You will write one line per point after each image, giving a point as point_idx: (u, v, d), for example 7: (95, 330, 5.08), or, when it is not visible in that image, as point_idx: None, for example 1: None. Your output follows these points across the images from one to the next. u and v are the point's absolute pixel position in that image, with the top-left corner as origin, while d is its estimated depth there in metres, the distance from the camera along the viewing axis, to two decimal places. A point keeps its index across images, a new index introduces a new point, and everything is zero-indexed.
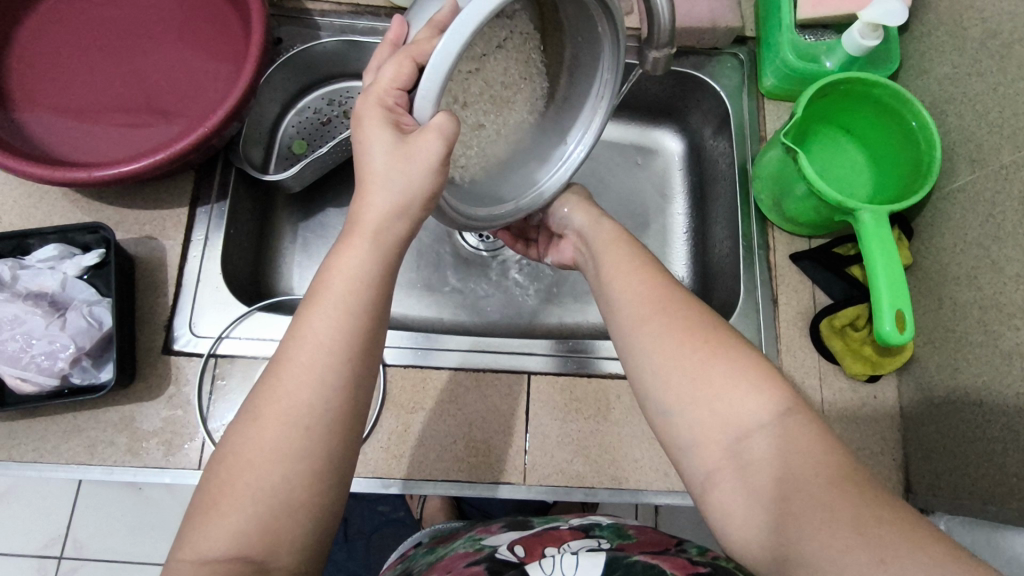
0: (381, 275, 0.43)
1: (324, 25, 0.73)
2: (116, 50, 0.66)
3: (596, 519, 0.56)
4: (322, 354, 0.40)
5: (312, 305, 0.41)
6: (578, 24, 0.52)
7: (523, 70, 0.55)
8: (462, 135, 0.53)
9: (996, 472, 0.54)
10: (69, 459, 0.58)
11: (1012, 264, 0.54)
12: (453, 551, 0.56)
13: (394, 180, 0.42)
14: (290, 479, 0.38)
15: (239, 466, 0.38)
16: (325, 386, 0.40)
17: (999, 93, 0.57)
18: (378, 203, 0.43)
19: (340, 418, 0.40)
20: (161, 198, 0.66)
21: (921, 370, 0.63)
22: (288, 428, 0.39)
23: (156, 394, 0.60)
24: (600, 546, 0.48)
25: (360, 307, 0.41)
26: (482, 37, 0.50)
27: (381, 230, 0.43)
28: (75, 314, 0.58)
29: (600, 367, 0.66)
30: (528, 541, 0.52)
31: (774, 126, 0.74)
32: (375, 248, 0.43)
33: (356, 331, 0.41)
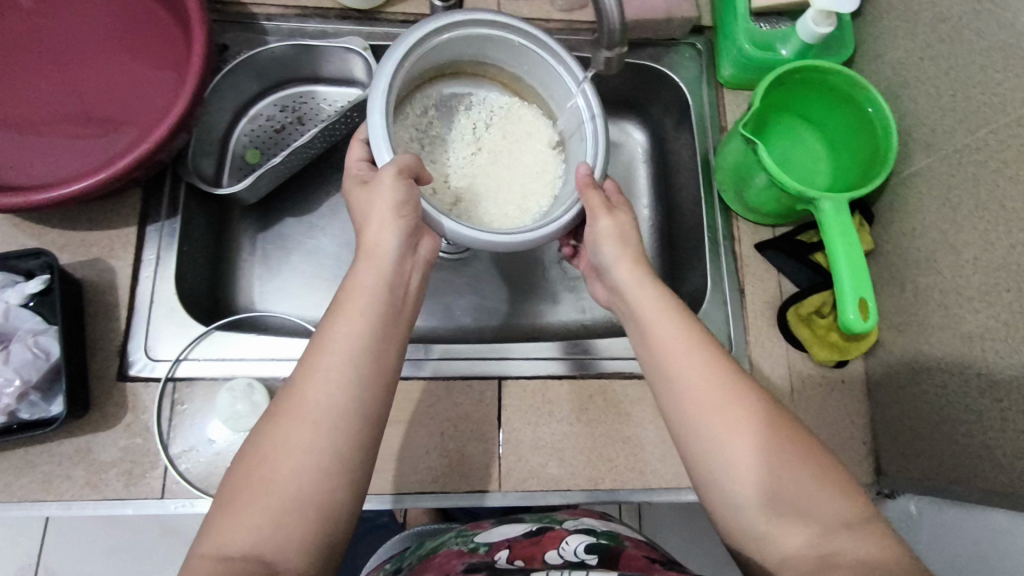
0: (386, 290, 0.48)
1: (271, 30, 0.71)
2: (49, 62, 0.62)
3: (591, 522, 0.55)
4: (333, 356, 0.44)
5: (331, 318, 0.46)
6: (514, 55, 0.64)
7: (520, 128, 0.68)
8: (501, 199, 0.66)
9: (962, 453, 0.55)
10: (23, 496, 0.56)
11: (969, 247, 0.55)
12: (444, 548, 0.55)
13: (376, 208, 0.51)
14: (300, 474, 0.40)
15: (257, 466, 0.40)
16: (334, 385, 0.43)
17: (951, 76, 0.58)
18: (376, 228, 0.51)
19: (350, 417, 0.42)
20: (107, 218, 0.63)
21: (887, 354, 0.64)
22: (300, 426, 0.41)
23: (113, 423, 0.58)
24: (600, 544, 0.49)
25: (361, 310, 0.46)
26: (464, 129, 0.68)
27: (372, 248, 0.50)
28: (19, 345, 0.55)
29: (599, 367, 0.66)
30: (527, 549, 0.50)
31: (735, 115, 0.73)
32: (374, 264, 0.49)
33: (359, 332, 0.45)
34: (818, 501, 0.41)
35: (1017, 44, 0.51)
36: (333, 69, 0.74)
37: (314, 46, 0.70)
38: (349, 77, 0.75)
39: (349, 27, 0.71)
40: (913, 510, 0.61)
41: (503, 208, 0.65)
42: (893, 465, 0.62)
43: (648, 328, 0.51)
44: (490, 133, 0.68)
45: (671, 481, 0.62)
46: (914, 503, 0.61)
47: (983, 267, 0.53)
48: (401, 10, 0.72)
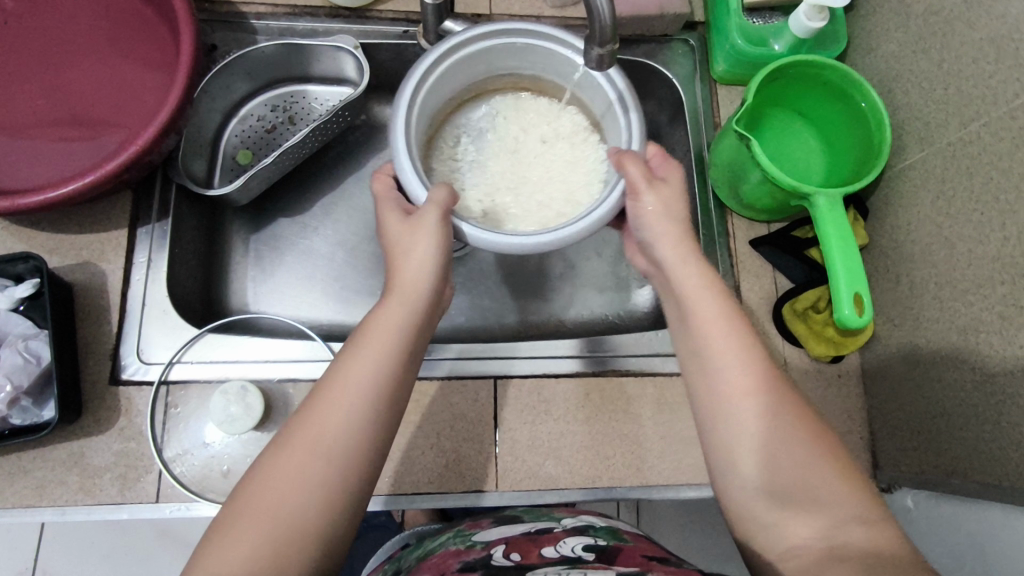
0: (412, 327, 0.48)
1: (261, 29, 0.70)
2: (35, 64, 0.62)
3: (591, 520, 0.56)
4: (354, 392, 0.43)
5: (356, 348, 0.45)
6: (525, 57, 0.60)
7: (555, 129, 0.64)
8: (552, 202, 0.62)
9: (958, 446, 0.55)
10: (16, 503, 0.55)
11: (963, 240, 0.55)
12: (442, 548, 0.55)
13: (419, 244, 0.49)
14: (306, 509, 0.40)
15: (266, 488, 0.40)
16: (351, 423, 0.43)
17: (944, 70, 0.58)
18: (415, 262, 0.49)
19: (359, 454, 0.43)
20: (98, 221, 0.62)
21: (882, 349, 0.64)
22: (314, 456, 0.41)
23: (106, 427, 0.58)
24: (597, 543, 0.49)
25: (391, 348, 0.46)
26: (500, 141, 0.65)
27: (410, 287, 0.49)
28: (10, 350, 0.54)
29: (621, 364, 0.66)
30: (524, 546, 0.49)
31: (729, 111, 0.73)
32: (409, 304, 0.48)
33: (387, 372, 0.45)
34: (815, 514, 0.44)
35: (1009, 37, 0.51)
36: (324, 68, 0.74)
37: (305, 45, 0.70)
38: (340, 76, 0.75)
39: (339, 26, 0.71)
40: (910, 504, 0.60)
41: (552, 212, 0.61)
42: (889, 458, 0.62)
43: (692, 308, 0.51)
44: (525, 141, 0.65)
45: (667, 478, 0.62)
46: (910, 497, 0.61)
47: (977, 260, 0.53)
48: (391, 8, 0.71)
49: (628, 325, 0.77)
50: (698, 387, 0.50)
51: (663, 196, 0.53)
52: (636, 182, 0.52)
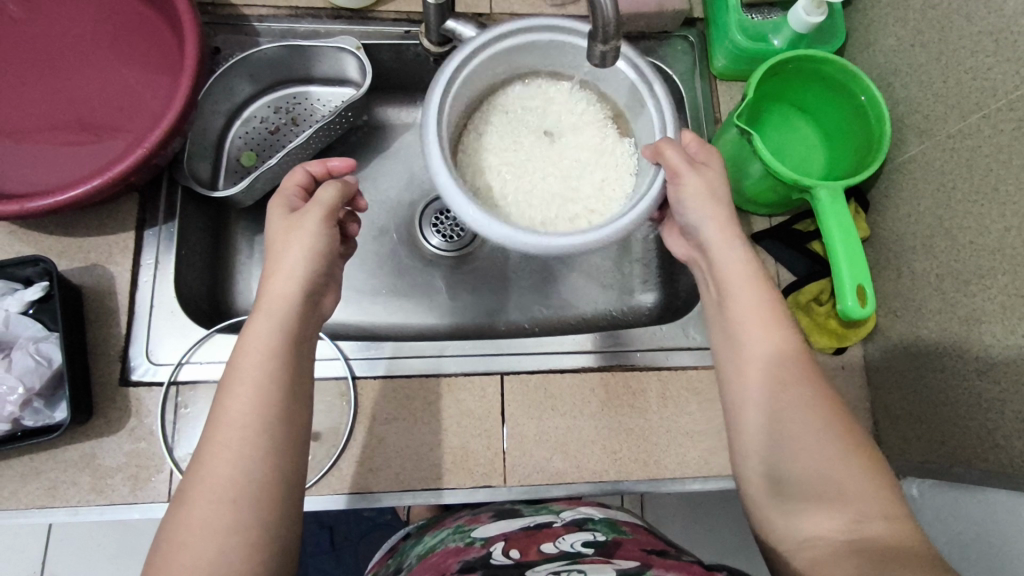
0: (288, 344, 0.48)
1: (264, 31, 0.70)
2: (40, 69, 0.62)
3: (589, 513, 0.57)
4: (235, 431, 0.44)
5: (229, 385, 0.45)
6: (542, 51, 0.64)
7: (583, 129, 0.66)
8: (582, 196, 0.64)
9: (962, 435, 0.56)
10: (30, 503, 0.56)
11: (964, 232, 0.55)
12: (442, 545, 0.55)
13: (284, 258, 0.49)
14: (223, 556, 0.41)
15: (179, 547, 0.41)
16: (243, 462, 0.43)
17: (942, 63, 0.58)
18: (281, 277, 0.49)
19: (266, 492, 0.43)
20: (104, 223, 0.63)
21: (885, 341, 0.64)
22: (216, 506, 0.42)
23: (117, 428, 0.58)
24: (597, 539, 0.50)
25: (265, 377, 0.46)
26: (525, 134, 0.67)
27: (275, 305, 0.48)
28: (21, 353, 0.55)
29: (634, 358, 0.67)
30: (522, 543, 0.50)
31: (729, 107, 0.73)
32: (274, 321, 0.48)
33: (265, 405, 0.45)
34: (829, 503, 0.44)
35: (1008, 30, 0.52)
36: (326, 69, 0.74)
37: (307, 46, 0.70)
38: (342, 77, 0.75)
39: (341, 27, 0.71)
40: (915, 493, 0.61)
41: (582, 208, 0.63)
42: (892, 447, 0.63)
43: (735, 290, 0.53)
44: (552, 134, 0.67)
45: (672, 470, 0.63)
46: (916, 486, 0.61)
47: (978, 251, 0.54)
48: (393, 9, 0.72)
49: (630, 321, 0.78)
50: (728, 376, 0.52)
51: (707, 178, 0.55)
52: (676, 166, 0.55)
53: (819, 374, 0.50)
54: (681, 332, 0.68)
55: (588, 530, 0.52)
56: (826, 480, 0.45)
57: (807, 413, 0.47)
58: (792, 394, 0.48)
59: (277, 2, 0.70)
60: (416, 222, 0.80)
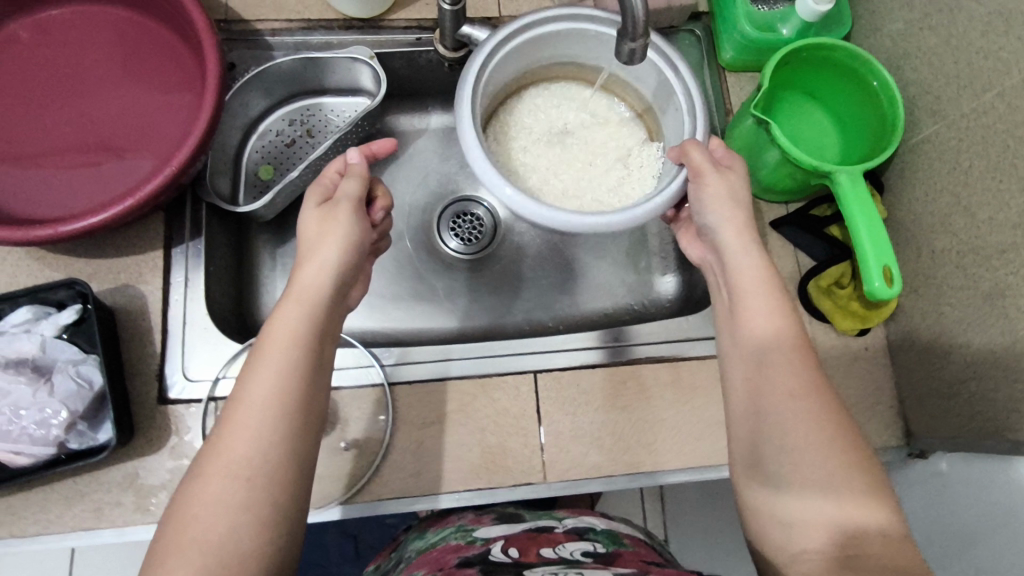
0: (312, 332, 0.49)
1: (277, 45, 0.71)
2: (62, 93, 0.62)
3: (591, 523, 0.59)
4: (257, 412, 0.45)
5: (253, 365, 0.46)
6: (574, 46, 0.64)
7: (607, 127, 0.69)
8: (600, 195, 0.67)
9: (991, 408, 0.57)
10: (76, 526, 0.56)
11: (983, 208, 0.57)
12: (442, 543, 0.57)
13: (320, 250, 0.52)
14: (236, 532, 0.41)
15: (191, 516, 0.42)
16: (262, 439, 0.44)
17: (952, 44, 0.60)
18: (311, 269, 0.51)
19: (282, 472, 0.44)
20: (132, 244, 0.63)
21: (908, 320, 0.66)
22: (230, 482, 0.43)
23: (158, 446, 0.59)
24: (597, 549, 0.51)
25: (290, 363, 0.47)
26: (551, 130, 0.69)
27: (304, 294, 0.50)
28: (62, 376, 0.55)
29: (635, 352, 0.67)
30: (522, 544, 0.51)
31: (739, 97, 0.74)
32: (302, 309, 0.49)
33: (289, 388, 0.46)
34: None
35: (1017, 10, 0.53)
36: (339, 80, 0.75)
37: (321, 58, 0.70)
38: (355, 86, 0.76)
39: (353, 37, 0.72)
40: (945, 466, 0.64)
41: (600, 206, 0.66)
42: (920, 424, 0.64)
43: (759, 274, 0.54)
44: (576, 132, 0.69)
45: (707, 458, 0.64)
46: (945, 460, 0.64)
47: (999, 226, 0.55)
48: (403, 16, 0.72)
49: (652, 314, 0.79)
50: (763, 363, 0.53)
51: (726, 182, 0.57)
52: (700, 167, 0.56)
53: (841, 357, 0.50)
54: (707, 322, 0.69)
55: (590, 539, 0.54)
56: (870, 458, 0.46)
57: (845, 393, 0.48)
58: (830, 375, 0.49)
59: (289, 15, 0.71)
60: (435, 227, 0.80)
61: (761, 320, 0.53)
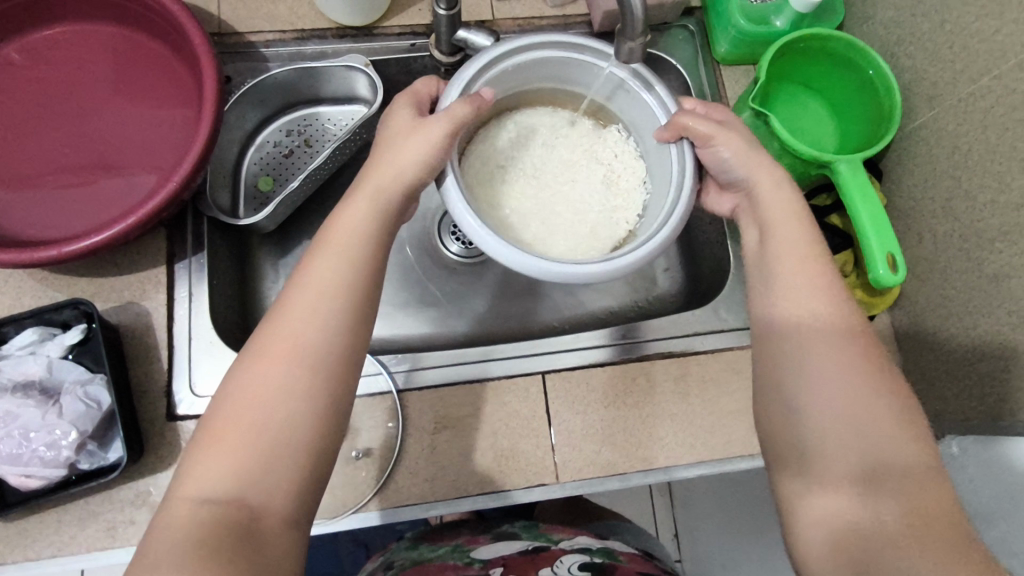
0: (375, 231, 0.51)
1: (271, 56, 0.71)
2: (59, 114, 0.62)
3: (582, 541, 0.69)
4: (323, 299, 0.46)
5: (318, 257, 0.48)
6: (517, 76, 0.62)
7: (566, 140, 0.66)
8: (605, 202, 0.64)
9: (1002, 390, 0.57)
10: (91, 547, 0.56)
11: (984, 191, 0.57)
12: (444, 559, 0.65)
13: (400, 151, 0.52)
14: (292, 417, 0.43)
15: (244, 403, 0.43)
16: (323, 328, 0.45)
17: (946, 29, 0.60)
18: (389, 170, 0.52)
19: (340, 364, 0.45)
20: (135, 261, 0.63)
21: (913, 304, 0.66)
22: (289, 365, 0.44)
23: (169, 463, 0.58)
24: (595, 563, 0.63)
25: (357, 257, 0.49)
26: (521, 159, 0.65)
27: (377, 193, 0.52)
28: (70, 397, 0.54)
29: (648, 347, 0.67)
30: (522, 564, 0.62)
31: (735, 91, 0.74)
32: (371, 205, 0.51)
33: (352, 282, 0.48)
34: None
35: None
36: (335, 89, 0.75)
37: (316, 68, 0.70)
38: (351, 95, 0.76)
39: (347, 45, 0.72)
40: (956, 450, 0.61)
41: (609, 218, 0.64)
42: (930, 409, 0.64)
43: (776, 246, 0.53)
44: (544, 154, 0.66)
45: (720, 451, 0.64)
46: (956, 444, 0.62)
47: (1001, 208, 0.55)
48: (397, 23, 0.72)
49: (656, 310, 0.79)
50: None
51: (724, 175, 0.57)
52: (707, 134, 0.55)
53: None
54: (713, 315, 0.69)
55: (587, 555, 0.65)
56: None
57: None
58: None
59: (282, 26, 0.71)
60: (437, 231, 0.80)
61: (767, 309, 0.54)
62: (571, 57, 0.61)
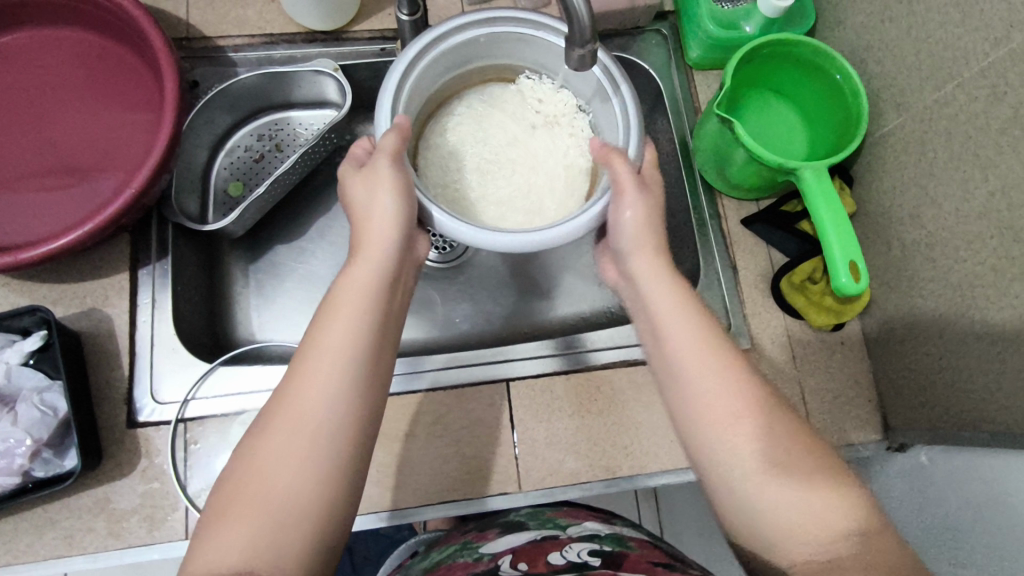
0: (383, 283, 0.50)
1: (239, 61, 0.70)
2: (22, 120, 0.62)
3: (595, 527, 0.58)
4: (332, 358, 0.45)
5: (325, 317, 0.47)
6: (421, 90, 0.60)
7: (483, 120, 0.65)
8: (558, 140, 0.65)
9: (965, 399, 0.56)
10: (48, 554, 0.55)
11: (949, 199, 0.56)
12: (450, 560, 0.55)
13: (378, 200, 0.52)
14: (302, 477, 0.41)
15: (256, 469, 0.42)
16: (332, 386, 0.44)
17: (913, 35, 0.59)
18: (377, 219, 0.52)
19: (350, 418, 0.44)
20: (97, 268, 0.62)
21: (882, 312, 0.65)
22: (302, 429, 0.43)
23: (128, 470, 0.58)
24: (603, 549, 0.51)
25: (363, 312, 0.47)
26: (462, 155, 0.65)
27: (373, 247, 0.51)
28: (25, 404, 0.54)
29: (606, 358, 0.67)
30: (528, 556, 0.50)
31: (708, 96, 0.74)
32: (374, 258, 0.51)
33: (361, 336, 0.46)
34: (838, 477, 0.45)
35: None
36: (305, 93, 0.74)
37: (284, 73, 0.70)
38: (322, 99, 0.75)
39: (317, 50, 0.71)
40: (925, 459, 0.63)
41: (570, 160, 0.64)
42: (898, 418, 0.64)
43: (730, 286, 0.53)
44: (479, 140, 0.65)
45: (685, 460, 0.64)
46: (925, 453, 0.62)
47: (964, 216, 0.55)
48: (366, 28, 0.72)
49: (629, 316, 0.78)
50: None
51: None
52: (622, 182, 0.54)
53: None
54: None
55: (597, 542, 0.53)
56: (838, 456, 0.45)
57: None
58: None
59: (250, 31, 0.70)
60: None
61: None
62: (468, 38, 0.59)
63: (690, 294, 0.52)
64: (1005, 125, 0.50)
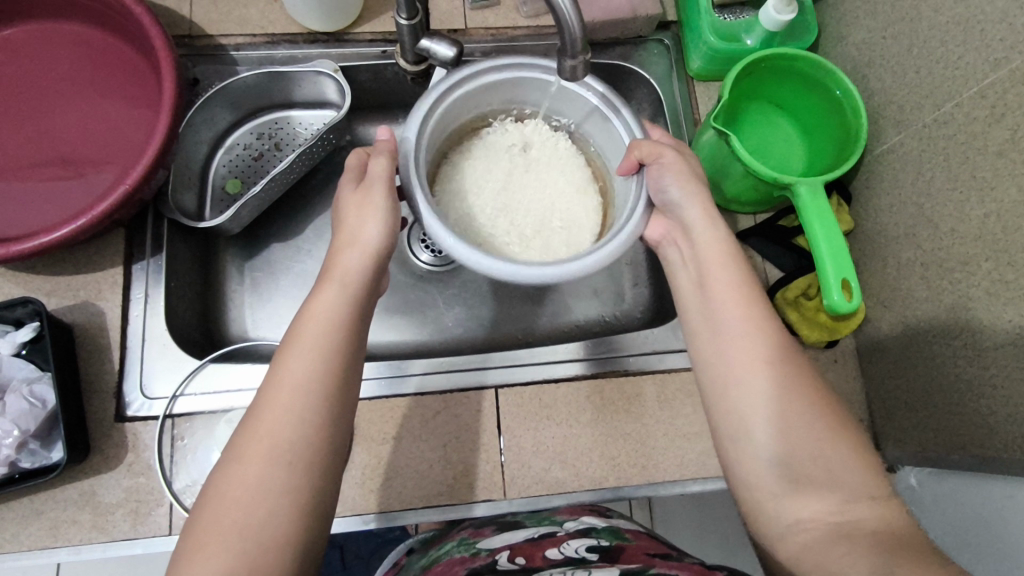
0: (355, 313, 0.50)
1: (241, 59, 0.71)
2: (23, 112, 0.62)
3: (592, 521, 0.56)
4: (300, 394, 0.45)
5: (293, 348, 0.47)
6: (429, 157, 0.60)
7: (481, 168, 0.65)
8: (560, 159, 0.66)
9: (955, 423, 0.56)
10: (32, 545, 0.56)
11: (945, 221, 0.56)
12: (447, 556, 0.54)
13: (361, 229, 0.52)
14: (276, 515, 0.41)
15: (223, 504, 0.41)
16: (303, 422, 0.44)
17: (914, 53, 0.59)
18: (354, 250, 0.52)
19: (317, 453, 0.44)
20: (91, 262, 0.63)
21: (875, 331, 0.65)
22: (273, 467, 0.43)
23: (115, 464, 0.58)
24: (600, 544, 0.49)
25: (332, 347, 0.47)
26: (482, 202, 0.64)
27: (347, 275, 0.51)
28: (14, 396, 0.55)
29: (627, 363, 0.67)
30: (523, 550, 0.49)
31: (708, 107, 0.73)
32: (346, 288, 0.50)
33: (327, 373, 0.46)
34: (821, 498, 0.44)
35: (975, 19, 0.52)
36: (306, 93, 0.75)
37: (285, 73, 0.70)
38: (322, 100, 0.76)
39: (318, 51, 0.72)
40: (913, 482, 0.61)
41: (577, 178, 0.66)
42: (889, 438, 0.63)
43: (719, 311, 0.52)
44: (489, 186, 0.65)
45: (671, 473, 0.63)
46: (914, 475, 0.61)
47: (960, 238, 0.54)
48: (368, 30, 0.72)
49: (623, 325, 0.78)
50: (716, 389, 0.51)
51: (677, 196, 0.56)
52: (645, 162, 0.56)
53: (800, 371, 0.49)
54: (673, 336, 0.68)
55: (592, 536, 0.52)
56: (820, 478, 0.45)
57: (805, 413, 0.47)
58: (782, 390, 0.48)
59: (253, 30, 0.71)
60: (405, 240, 0.80)
61: (722, 329, 0.52)
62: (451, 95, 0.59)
63: (711, 307, 0.53)
64: (1003, 148, 0.50)
